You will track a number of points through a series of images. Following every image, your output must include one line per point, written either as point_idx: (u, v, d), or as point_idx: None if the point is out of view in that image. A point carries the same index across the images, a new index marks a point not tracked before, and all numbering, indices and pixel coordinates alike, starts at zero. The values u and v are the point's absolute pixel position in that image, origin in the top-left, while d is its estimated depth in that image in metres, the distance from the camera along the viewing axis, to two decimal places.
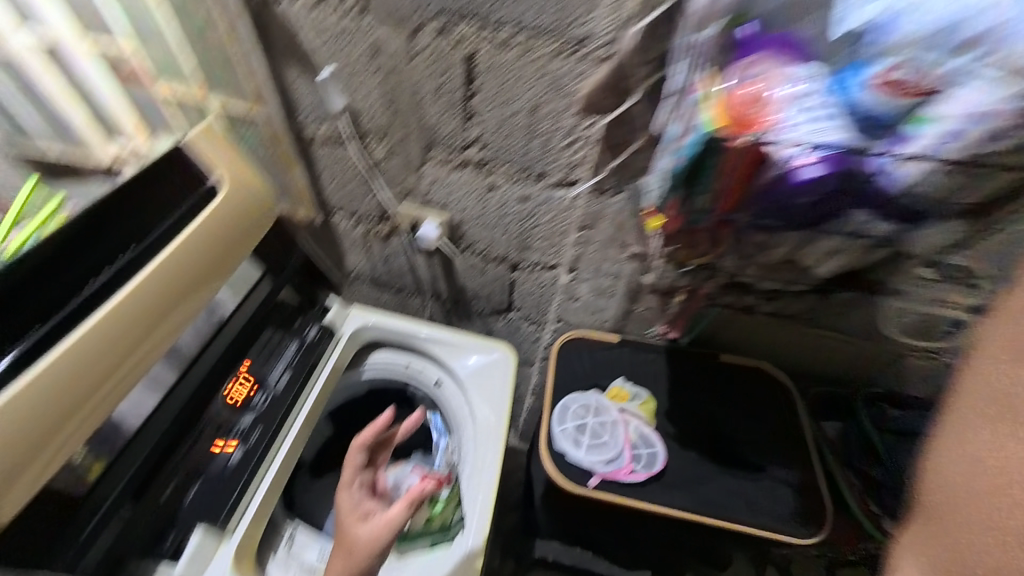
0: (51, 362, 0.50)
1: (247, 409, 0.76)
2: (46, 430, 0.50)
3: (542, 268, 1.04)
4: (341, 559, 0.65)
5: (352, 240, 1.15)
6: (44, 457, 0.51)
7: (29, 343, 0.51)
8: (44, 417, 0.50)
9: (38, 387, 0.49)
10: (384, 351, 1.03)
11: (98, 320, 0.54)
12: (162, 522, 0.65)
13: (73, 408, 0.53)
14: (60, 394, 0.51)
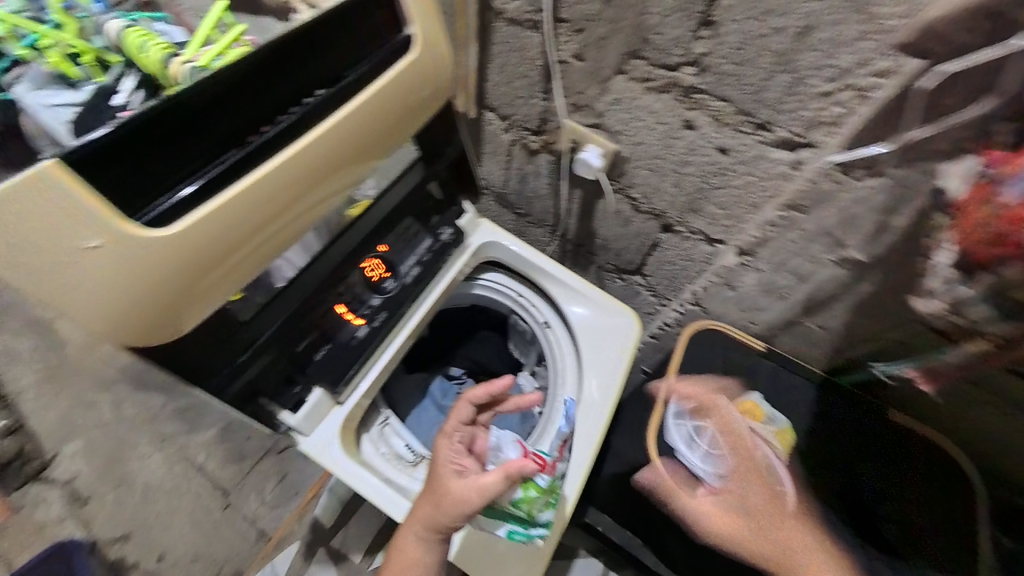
0: (239, 193, 0.49)
1: (377, 292, 0.78)
2: (223, 259, 0.51)
3: (699, 239, 0.88)
4: (430, 505, 0.66)
5: (497, 146, 1.06)
6: (219, 281, 0.51)
7: (221, 167, 0.49)
8: (224, 246, 0.50)
9: (225, 215, 0.48)
10: (501, 276, 1.02)
11: (283, 162, 0.51)
12: (293, 370, 0.69)
13: (247, 245, 0.52)
14: (240, 229, 0.50)
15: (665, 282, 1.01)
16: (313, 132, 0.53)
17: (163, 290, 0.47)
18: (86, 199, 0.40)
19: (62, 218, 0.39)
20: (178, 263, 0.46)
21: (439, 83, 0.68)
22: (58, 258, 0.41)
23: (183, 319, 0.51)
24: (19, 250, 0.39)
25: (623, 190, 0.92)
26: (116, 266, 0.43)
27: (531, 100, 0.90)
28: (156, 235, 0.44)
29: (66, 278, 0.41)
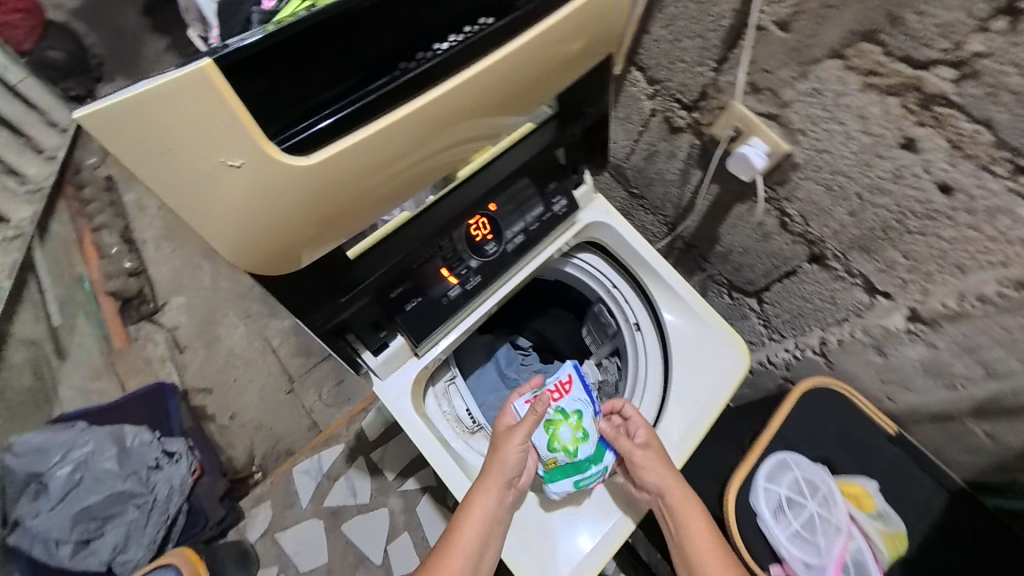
0: (380, 130, 0.42)
1: (477, 253, 0.74)
2: (347, 198, 0.46)
3: (853, 283, 0.73)
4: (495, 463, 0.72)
5: (633, 112, 0.92)
6: (322, 223, 0.47)
7: (364, 97, 0.44)
8: (351, 185, 0.45)
9: (362, 153, 0.43)
10: (599, 262, 0.96)
11: (429, 102, 0.45)
12: (384, 315, 0.68)
13: (371, 186, 0.48)
14: (370, 169, 0.46)
15: (786, 319, 0.89)
16: (460, 76, 0.46)
17: (287, 223, 0.43)
18: (235, 112, 0.33)
19: (207, 129, 0.33)
20: (307, 197, 0.42)
21: (599, 37, 0.59)
22: (195, 170, 0.36)
23: (297, 254, 0.48)
24: (160, 155, 0.34)
25: (776, 202, 0.76)
26: (250, 192, 0.37)
27: (698, 68, 0.75)
28: (295, 163, 0.38)
29: (200, 193, 0.37)
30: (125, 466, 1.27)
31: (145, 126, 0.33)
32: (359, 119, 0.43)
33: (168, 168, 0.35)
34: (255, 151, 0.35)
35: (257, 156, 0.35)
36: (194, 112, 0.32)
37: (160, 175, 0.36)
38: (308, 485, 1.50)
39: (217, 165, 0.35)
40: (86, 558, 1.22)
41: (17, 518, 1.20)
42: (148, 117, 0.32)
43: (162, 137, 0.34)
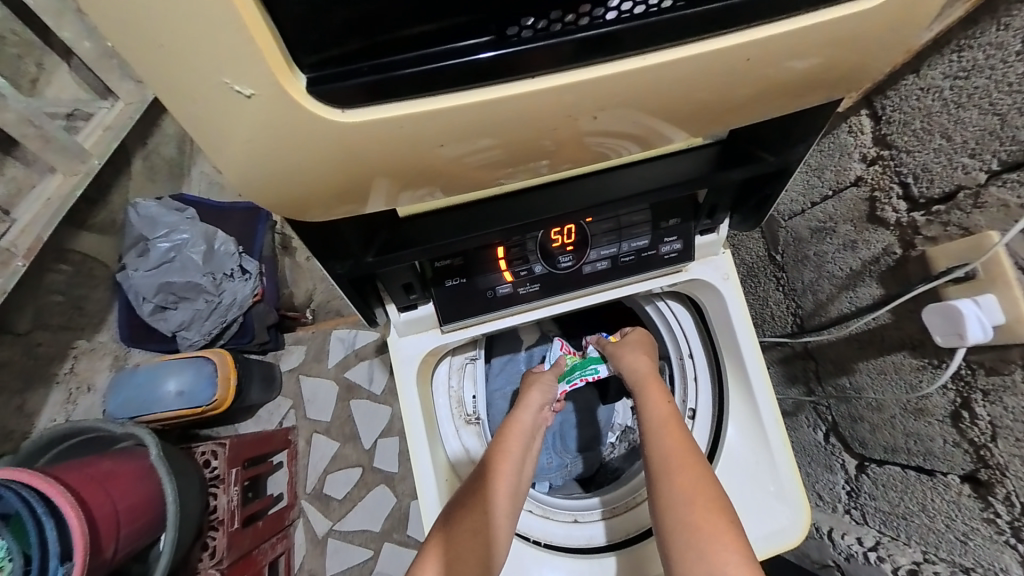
0: (454, 109, 0.32)
1: (548, 261, 0.63)
2: (399, 176, 0.36)
3: (1006, 542, 0.56)
4: (535, 391, 0.78)
5: (832, 168, 0.70)
6: (358, 195, 0.38)
7: (453, 59, 0.32)
8: (407, 164, 0.35)
9: (424, 131, 0.33)
10: (687, 322, 0.81)
11: (530, 92, 0.33)
12: (421, 279, 0.61)
13: (432, 173, 0.37)
14: (437, 148, 0.35)
15: (881, 514, 0.75)
16: (612, 67, 0.33)
17: (311, 180, 0.34)
18: (248, 29, 0.26)
19: (217, 44, 0.26)
20: (335, 160, 0.33)
21: (833, 72, 0.40)
22: (198, 89, 0.28)
23: (325, 216, 0.40)
24: (163, 69, 0.27)
25: (963, 386, 0.58)
26: (267, 133, 0.30)
27: (964, 158, 0.53)
28: (325, 115, 0.30)
29: (211, 124, 0.30)
30: (207, 264, 1.34)
31: (143, 20, 0.25)
32: (436, 85, 0.32)
33: (166, 84, 0.28)
34: (275, 85, 0.28)
35: (276, 93, 0.29)
36: (197, 13, 0.25)
37: (156, 89, 0.28)
38: (337, 352, 1.60)
39: (226, 92, 0.28)
40: (158, 321, 1.33)
41: (123, 263, 1.32)
42: (137, 5, 0.25)
43: (160, 39, 0.26)
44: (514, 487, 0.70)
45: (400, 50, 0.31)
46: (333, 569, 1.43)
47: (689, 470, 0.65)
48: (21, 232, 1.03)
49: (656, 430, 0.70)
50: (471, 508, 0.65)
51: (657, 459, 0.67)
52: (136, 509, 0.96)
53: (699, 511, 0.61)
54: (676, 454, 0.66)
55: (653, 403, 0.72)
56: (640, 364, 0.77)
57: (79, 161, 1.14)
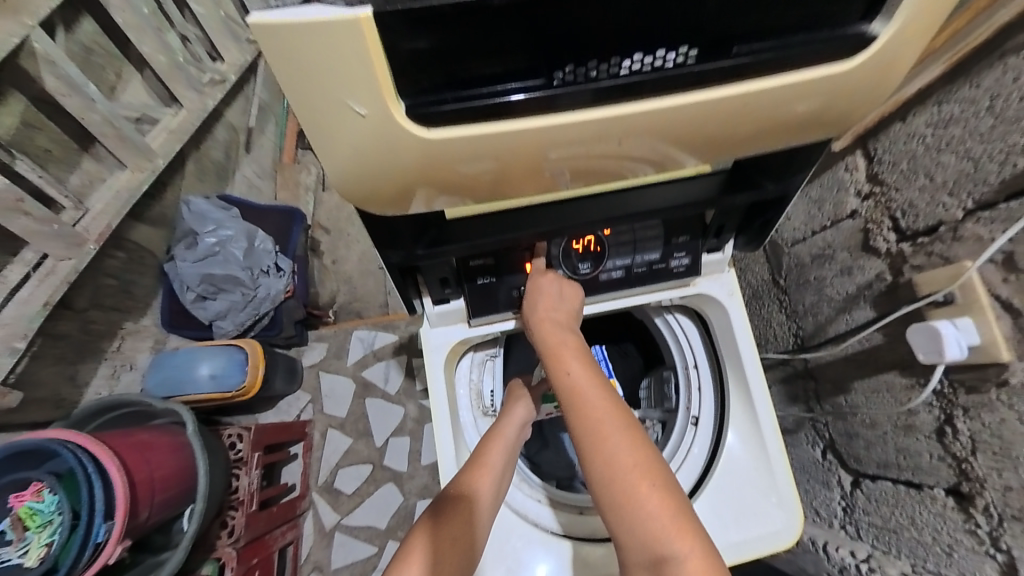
0: (494, 133, 0.40)
1: (569, 266, 0.71)
2: (462, 180, 0.45)
3: (986, 552, 0.60)
4: (522, 407, 0.81)
5: (831, 201, 0.78)
6: (425, 196, 0.47)
7: (498, 94, 0.40)
8: (445, 175, 0.44)
9: (456, 151, 0.41)
10: (694, 333, 0.87)
11: (564, 122, 0.41)
12: (455, 276, 0.69)
13: (477, 180, 0.46)
14: (490, 160, 0.43)
15: (874, 529, 0.79)
16: (633, 106, 0.41)
17: (393, 181, 0.43)
18: (375, 65, 0.35)
19: (349, 74, 0.35)
20: (414, 166, 0.42)
21: (824, 115, 0.47)
22: (326, 105, 0.37)
23: (389, 210, 0.48)
24: (304, 88, 0.36)
25: (946, 404, 0.63)
26: (369, 141, 0.39)
27: (944, 197, 0.60)
28: (411, 130, 0.39)
29: (328, 131, 0.39)
30: (247, 259, 1.45)
31: (298, 53, 0.34)
32: (485, 113, 0.40)
33: (303, 101, 0.37)
34: (384, 108, 0.37)
35: (384, 113, 0.37)
36: (340, 53, 0.34)
37: (293, 102, 0.37)
38: (356, 351, 1.67)
39: (348, 110, 0.37)
40: (197, 308, 1.43)
41: (171, 253, 1.43)
42: (299, 43, 0.34)
43: (307, 69, 0.35)
44: (493, 496, 0.72)
45: (452, 87, 0.40)
46: (337, 562, 1.47)
47: (615, 435, 0.58)
48: (92, 217, 1.14)
49: (570, 401, 0.61)
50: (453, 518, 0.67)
51: (578, 430, 0.59)
52: (168, 479, 1.03)
53: (626, 486, 0.55)
54: (590, 428, 0.58)
55: (564, 371, 0.63)
56: (552, 328, 0.67)
57: (146, 159, 1.26)
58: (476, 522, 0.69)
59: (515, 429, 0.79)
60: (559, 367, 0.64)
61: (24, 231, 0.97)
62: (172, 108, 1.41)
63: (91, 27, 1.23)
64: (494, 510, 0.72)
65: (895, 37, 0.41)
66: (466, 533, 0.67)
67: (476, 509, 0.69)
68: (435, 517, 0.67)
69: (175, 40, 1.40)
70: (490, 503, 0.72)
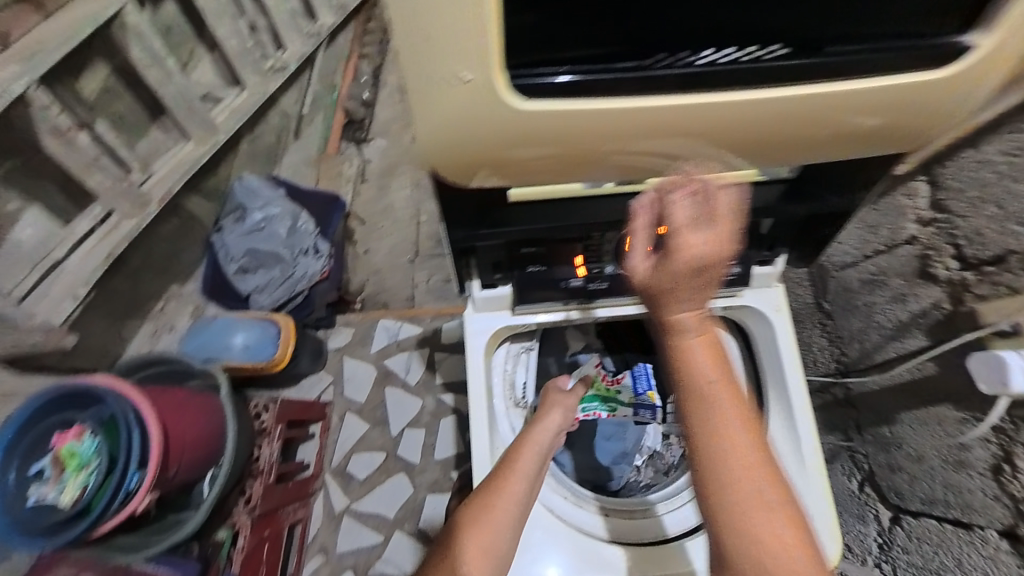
0: (581, 111, 0.42)
1: (618, 264, 0.71)
2: (543, 159, 0.46)
3: None
4: (558, 411, 0.81)
5: (888, 227, 0.77)
6: (505, 171, 0.48)
7: (572, 77, 0.41)
8: (521, 153, 0.45)
9: (544, 126, 0.42)
10: (733, 348, 0.86)
11: (645, 107, 0.42)
12: (505, 263, 0.70)
13: (548, 164, 0.47)
14: (573, 140, 0.44)
15: (914, 568, 0.76)
16: (716, 97, 0.42)
17: (480, 152, 0.45)
18: (488, 33, 0.37)
19: (459, 40, 0.37)
20: (502, 136, 0.43)
21: (906, 126, 0.47)
22: (435, 72, 0.39)
23: (468, 182, 0.50)
24: (419, 55, 0.39)
25: (1005, 441, 0.61)
26: (468, 108, 0.41)
27: (1014, 226, 0.59)
28: (508, 99, 0.40)
29: (430, 97, 0.41)
30: (289, 238, 1.50)
31: (419, 20, 0.37)
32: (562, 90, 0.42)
33: (415, 67, 0.40)
34: (487, 75, 0.39)
35: (487, 81, 0.39)
36: (457, 20, 0.36)
37: (407, 67, 0.40)
38: (381, 340, 1.70)
39: (454, 76, 0.39)
40: (238, 281, 1.47)
41: (220, 226, 1.49)
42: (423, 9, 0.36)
43: (425, 36, 0.38)
44: (520, 505, 0.69)
45: (533, 65, 0.41)
46: (343, 547, 1.47)
47: (766, 487, 0.50)
48: (156, 182, 1.20)
49: (706, 428, 0.51)
50: (473, 525, 0.66)
51: (717, 468, 0.50)
52: (199, 440, 1.04)
53: (770, 550, 0.49)
54: (724, 469, 0.50)
55: (706, 389, 0.51)
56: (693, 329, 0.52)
57: (209, 134, 1.32)
58: (497, 530, 0.67)
59: (548, 436, 0.78)
60: (694, 384, 0.51)
61: (97, 187, 1.03)
62: (235, 89, 1.49)
63: (173, 8, 1.32)
64: (520, 520, 0.69)
65: (988, 49, 0.41)
66: (488, 541, 0.66)
67: (498, 514, 0.67)
68: (460, 525, 0.67)
69: (245, 27, 1.48)
70: (516, 512, 0.69)
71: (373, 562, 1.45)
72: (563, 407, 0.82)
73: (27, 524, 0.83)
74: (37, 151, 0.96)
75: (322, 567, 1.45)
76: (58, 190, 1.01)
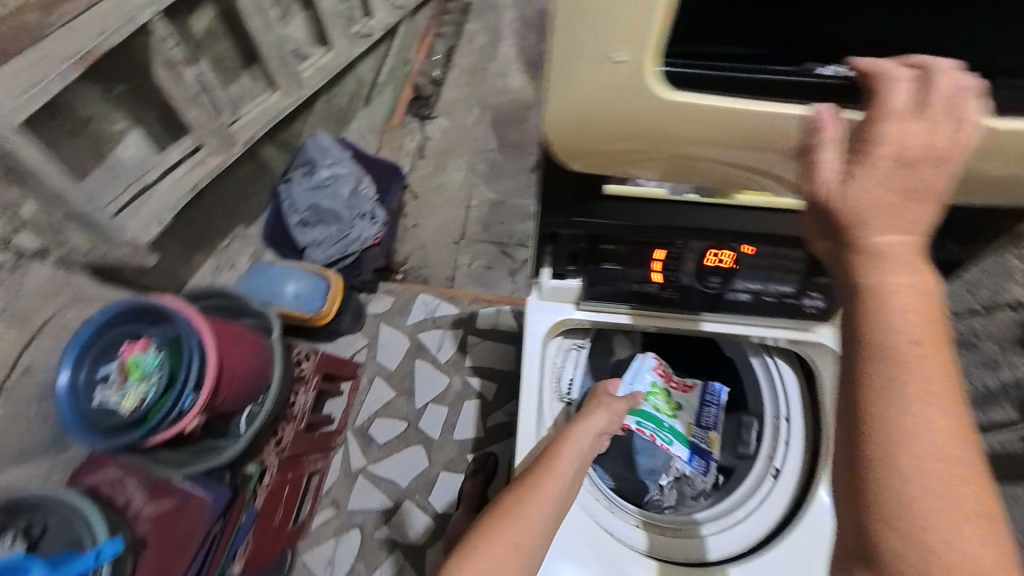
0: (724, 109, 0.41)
1: (696, 277, 0.69)
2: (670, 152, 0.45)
3: None
4: (602, 415, 0.80)
5: (989, 288, 0.72)
6: (625, 160, 0.47)
7: (722, 71, 0.42)
8: (650, 143, 0.44)
9: (683, 120, 0.42)
10: (793, 384, 0.82)
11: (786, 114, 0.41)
12: (581, 257, 0.68)
13: (664, 159, 0.47)
14: (706, 140, 0.43)
15: None
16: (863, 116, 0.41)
17: (610, 137, 0.44)
18: (654, 17, 0.36)
19: (620, 23, 0.36)
20: (637, 124, 0.42)
21: None
22: (587, 52, 0.38)
23: (584, 167, 0.49)
24: (576, 31, 0.38)
25: None
26: (612, 92, 0.40)
27: None
28: (655, 87, 0.40)
29: (573, 77, 0.40)
30: (350, 200, 1.54)
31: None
32: (703, 82, 0.42)
33: (567, 45, 0.39)
34: (641, 59, 0.38)
35: (639, 65, 0.38)
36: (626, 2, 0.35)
37: (557, 45, 0.39)
38: (418, 313, 1.72)
39: (607, 59, 0.38)
40: (297, 232, 1.52)
41: (289, 177, 1.54)
42: None
43: (587, 15, 0.37)
44: (558, 505, 0.69)
45: (691, 57, 0.43)
46: (354, 504, 1.51)
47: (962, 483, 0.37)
48: (242, 125, 1.25)
49: (887, 395, 0.37)
50: (511, 519, 0.66)
51: (897, 446, 0.37)
52: (246, 376, 1.07)
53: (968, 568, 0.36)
54: (908, 453, 0.36)
55: (892, 335, 0.37)
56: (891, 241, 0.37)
57: (295, 88, 1.37)
58: (535, 528, 0.66)
59: (590, 439, 0.77)
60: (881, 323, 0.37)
61: (193, 121, 1.08)
62: (321, 49, 1.54)
63: None
64: (556, 520, 0.69)
65: None
66: (525, 538, 0.65)
67: (536, 511, 0.67)
68: (497, 518, 0.67)
69: None
70: (553, 511, 0.68)
71: (381, 526, 1.48)
72: (610, 412, 0.81)
73: (90, 422, 0.89)
74: (147, 78, 1.01)
75: (332, 520, 1.49)
76: (156, 118, 1.07)
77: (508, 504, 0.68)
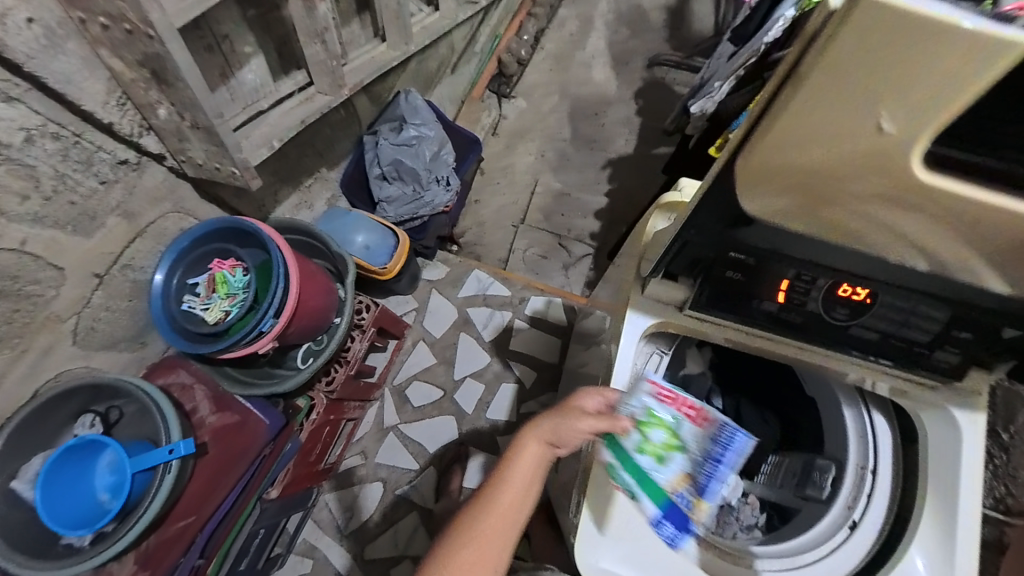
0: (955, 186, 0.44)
1: (823, 305, 0.65)
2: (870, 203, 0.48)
3: None
4: (552, 425, 0.71)
5: None
6: (820, 201, 0.51)
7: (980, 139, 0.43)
8: (850, 190, 0.48)
9: (906, 183, 0.44)
10: (887, 436, 0.78)
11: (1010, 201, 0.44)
12: (705, 261, 0.66)
13: (854, 210, 0.51)
14: (918, 196, 0.45)
15: None
16: None
17: (816, 177, 0.47)
18: (938, 83, 0.37)
19: (900, 76, 0.37)
20: (857, 170, 0.45)
21: None
22: (846, 95, 0.39)
23: (772, 195, 0.53)
24: (846, 76, 0.38)
25: None
26: (849, 139, 0.42)
27: None
28: (902, 153, 0.42)
29: (817, 107, 0.41)
30: (430, 163, 1.55)
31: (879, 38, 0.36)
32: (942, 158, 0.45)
33: (827, 88, 0.40)
34: (903, 123, 0.40)
35: (899, 126, 0.40)
36: (922, 66, 0.36)
37: (818, 78, 0.39)
38: (471, 288, 1.72)
39: (866, 113, 0.40)
40: (375, 185, 1.53)
41: (375, 129, 1.55)
42: (889, 34, 0.35)
43: (868, 59, 0.37)
44: (511, 518, 0.68)
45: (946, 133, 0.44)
46: (381, 459, 1.54)
47: None
48: (349, 71, 1.25)
49: None
50: (461, 537, 0.67)
51: None
52: (313, 311, 1.07)
53: None
54: None
55: None
56: None
57: (403, 42, 1.35)
58: (489, 544, 0.67)
59: (541, 448, 0.71)
60: None
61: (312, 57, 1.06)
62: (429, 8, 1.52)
63: None
64: (514, 530, 0.69)
65: None
66: (477, 556, 0.66)
67: (487, 527, 0.67)
68: (454, 531, 0.68)
69: None
70: (506, 524, 0.68)
71: (403, 485, 1.51)
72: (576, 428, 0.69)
73: (178, 322, 0.93)
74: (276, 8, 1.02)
75: (358, 468, 1.53)
76: (274, 49, 1.09)
77: (461, 520, 0.69)
